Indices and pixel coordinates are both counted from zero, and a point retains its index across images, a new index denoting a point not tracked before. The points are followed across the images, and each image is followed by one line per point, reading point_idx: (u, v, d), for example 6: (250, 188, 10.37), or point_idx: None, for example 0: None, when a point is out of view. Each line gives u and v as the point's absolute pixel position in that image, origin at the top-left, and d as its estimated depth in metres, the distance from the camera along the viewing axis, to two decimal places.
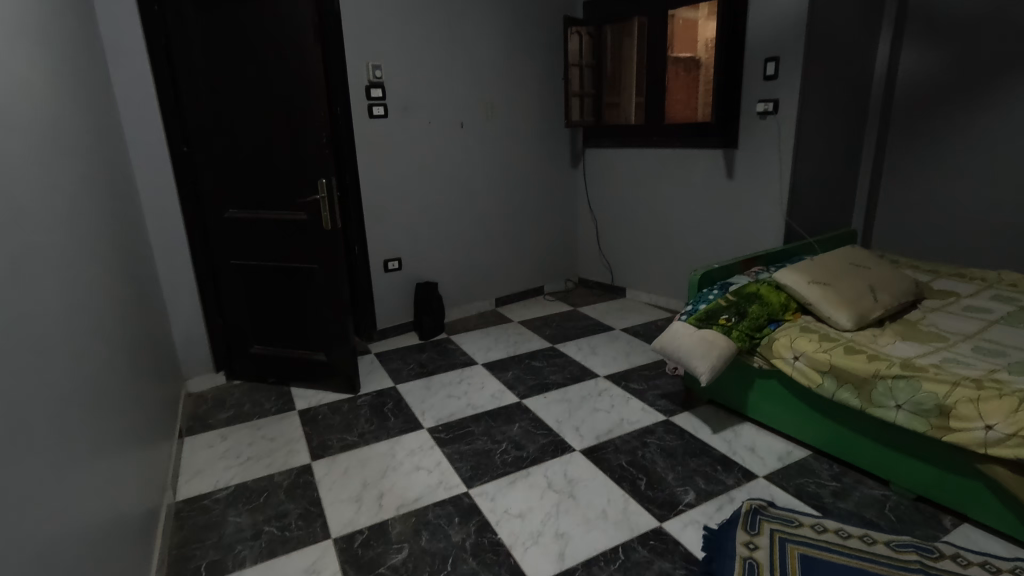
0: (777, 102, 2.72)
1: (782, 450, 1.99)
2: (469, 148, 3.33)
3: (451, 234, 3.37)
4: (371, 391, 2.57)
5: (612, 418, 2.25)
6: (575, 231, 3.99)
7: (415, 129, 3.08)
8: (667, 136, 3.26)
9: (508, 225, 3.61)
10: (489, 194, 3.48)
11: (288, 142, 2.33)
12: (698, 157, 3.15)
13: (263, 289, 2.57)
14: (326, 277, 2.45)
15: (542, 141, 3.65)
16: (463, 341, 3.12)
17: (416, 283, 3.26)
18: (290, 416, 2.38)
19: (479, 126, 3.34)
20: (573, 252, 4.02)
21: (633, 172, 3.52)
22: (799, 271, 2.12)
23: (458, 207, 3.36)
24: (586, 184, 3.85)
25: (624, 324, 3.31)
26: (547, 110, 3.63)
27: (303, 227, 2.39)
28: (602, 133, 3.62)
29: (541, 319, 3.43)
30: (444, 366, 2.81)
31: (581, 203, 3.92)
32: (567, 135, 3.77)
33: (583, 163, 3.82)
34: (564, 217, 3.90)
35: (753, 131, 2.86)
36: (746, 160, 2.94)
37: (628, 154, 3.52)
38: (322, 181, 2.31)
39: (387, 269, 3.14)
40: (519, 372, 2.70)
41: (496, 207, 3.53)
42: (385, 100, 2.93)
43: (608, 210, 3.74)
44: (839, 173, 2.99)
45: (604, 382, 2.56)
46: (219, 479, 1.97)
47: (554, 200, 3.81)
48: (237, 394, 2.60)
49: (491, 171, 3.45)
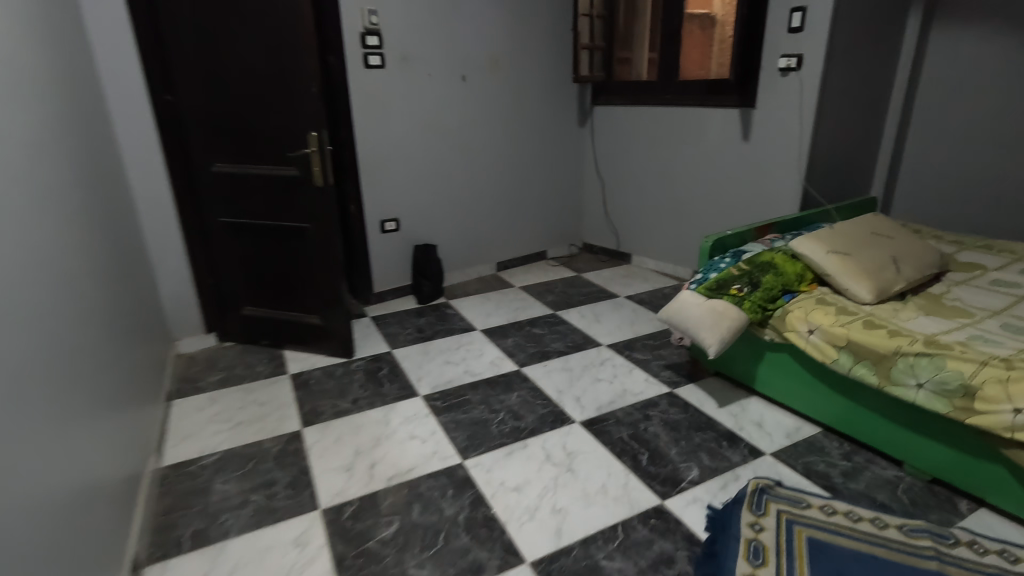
0: (802, 57, 2.53)
1: (791, 426, 1.92)
2: (471, 104, 3.15)
3: (452, 195, 3.23)
4: (366, 356, 2.50)
5: (614, 389, 2.17)
6: (581, 194, 3.84)
7: (414, 82, 2.91)
8: (682, 94, 3.08)
9: (511, 187, 3.47)
10: (491, 154, 3.32)
11: (276, 92, 2.16)
12: (713, 116, 2.97)
13: (253, 248, 2.45)
14: (318, 238, 2.33)
15: (548, 98, 3.46)
16: (462, 306, 3.03)
17: (414, 245, 3.14)
18: (282, 380, 2.31)
19: (482, 80, 3.15)
20: (578, 216, 3.89)
21: (643, 132, 3.35)
22: (818, 239, 2.00)
23: (459, 166, 3.21)
24: (593, 144, 3.67)
25: (629, 291, 3.21)
26: (555, 65, 3.43)
27: (294, 184, 2.26)
28: (612, 89, 3.43)
29: (543, 285, 3.33)
30: (441, 332, 2.73)
31: (588, 164, 3.75)
32: (574, 91, 3.57)
33: (590, 122, 3.63)
34: (569, 178, 3.74)
35: (774, 89, 2.68)
36: (764, 121, 2.77)
37: (639, 113, 3.34)
38: (312, 134, 2.16)
39: (384, 230, 3.02)
40: (519, 339, 2.61)
41: (498, 167, 3.37)
42: (382, 50, 2.75)
43: (616, 172, 3.58)
44: (862, 137, 2.82)
45: (607, 351, 2.48)
46: (207, 444, 1.91)
47: (560, 160, 3.65)
48: (228, 356, 2.52)
49: (494, 129, 3.28)
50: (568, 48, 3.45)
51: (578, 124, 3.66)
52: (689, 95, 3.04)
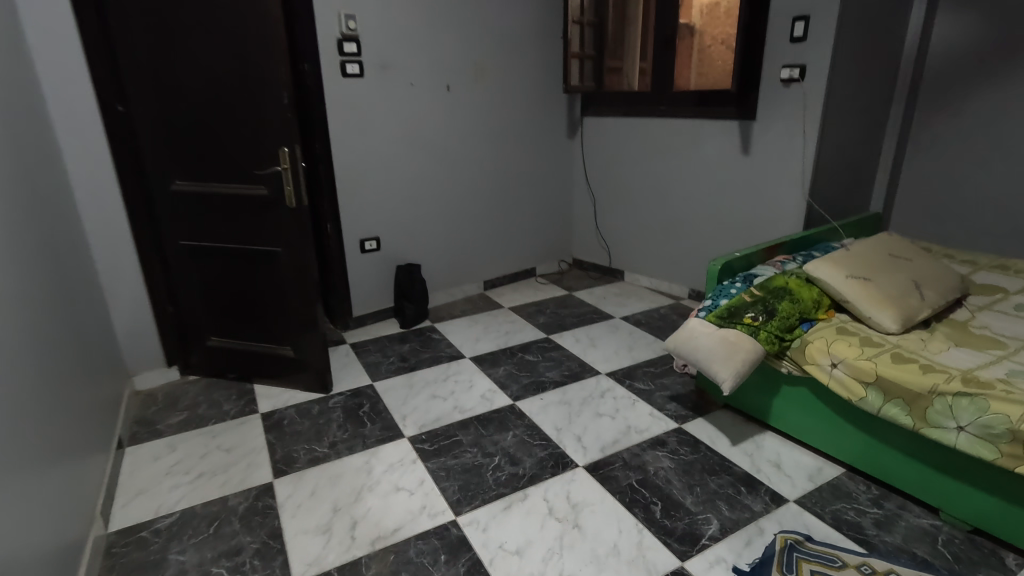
0: (804, 68, 2.41)
1: (811, 466, 1.77)
2: (455, 115, 2.97)
3: (436, 211, 3.04)
4: (345, 390, 2.29)
5: (618, 425, 2.00)
6: (571, 208, 3.68)
7: (396, 92, 2.72)
8: (677, 105, 2.94)
9: (498, 202, 3.29)
10: (477, 167, 3.14)
11: (241, 102, 1.95)
12: (710, 128, 2.84)
13: (219, 274, 2.23)
14: (290, 263, 2.11)
15: (536, 109, 3.30)
16: (449, 330, 2.83)
17: (396, 265, 2.94)
18: (252, 421, 2.08)
19: (467, 90, 2.98)
20: (568, 231, 3.73)
21: (636, 145, 3.21)
22: (835, 263, 1.86)
23: (443, 181, 3.02)
24: (583, 156, 3.52)
25: (624, 311, 3.05)
26: (543, 74, 3.27)
27: (262, 204, 2.04)
28: (602, 100, 3.28)
29: (533, 305, 3.16)
30: (427, 360, 2.53)
31: (577, 177, 3.60)
32: (564, 102, 3.42)
33: (580, 133, 3.48)
34: (558, 192, 3.58)
35: (775, 101, 2.56)
36: (764, 134, 2.64)
37: (631, 125, 3.20)
38: (283, 149, 1.95)
39: (364, 250, 2.81)
40: (512, 368, 2.43)
41: (485, 181, 3.20)
42: (360, 57, 2.56)
43: (607, 185, 3.43)
44: (863, 150, 2.72)
45: (607, 380, 2.31)
46: (163, 502, 1.68)
47: (549, 173, 3.49)
48: (192, 393, 2.29)
49: (480, 141, 3.11)
50: (556, 57, 3.30)
51: (567, 136, 3.50)
52: (685, 105, 2.90)
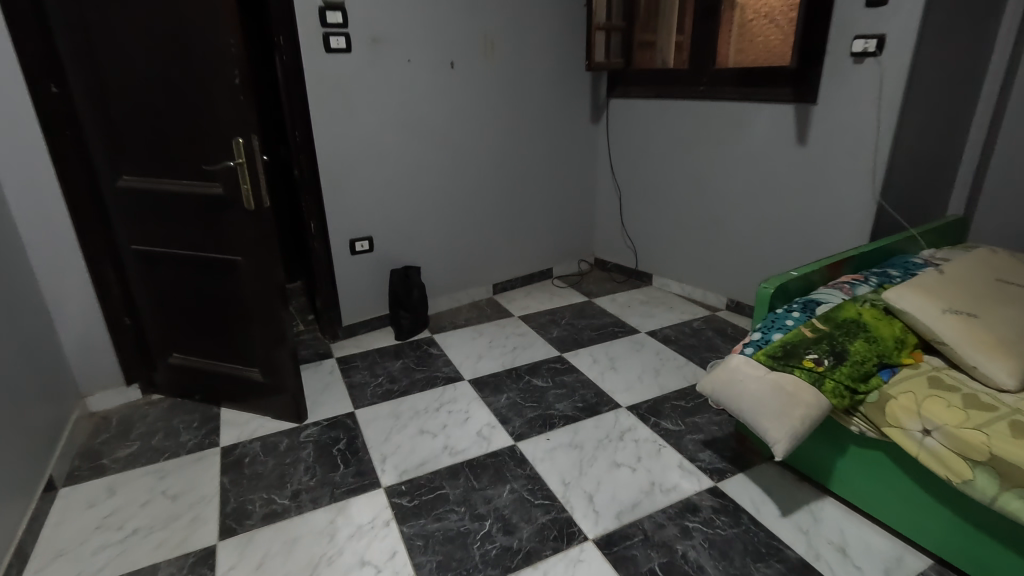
0: (883, 39, 1.96)
1: (888, 555, 1.38)
2: (460, 98, 2.60)
3: (438, 206, 2.69)
4: (322, 420, 1.98)
5: (639, 480, 1.64)
6: (593, 202, 3.29)
7: (390, 70, 2.36)
8: (720, 85, 2.51)
9: (510, 196, 2.93)
10: (485, 157, 2.77)
11: (188, 83, 1.62)
12: (759, 112, 2.40)
13: (179, 284, 1.92)
14: (254, 275, 1.78)
15: (555, 90, 2.90)
16: (448, 344, 2.50)
17: (392, 268, 2.61)
18: (209, 457, 1.79)
19: (474, 68, 2.59)
20: (589, 227, 3.33)
21: (670, 132, 2.78)
22: (925, 292, 1.45)
23: (446, 173, 2.67)
24: (608, 144, 3.11)
25: (650, 324, 2.67)
26: (563, 49, 2.86)
27: (217, 205, 1.72)
28: (631, 78, 2.87)
29: (547, 314, 2.79)
30: (420, 382, 2.20)
31: (601, 168, 3.19)
32: (588, 81, 3.01)
33: (605, 117, 3.07)
34: (578, 183, 3.18)
35: (843, 79, 2.11)
36: (826, 120, 2.20)
37: (665, 109, 2.77)
38: (238, 141, 1.61)
39: (355, 251, 2.49)
40: (516, 396, 2.08)
41: (495, 173, 2.83)
42: (347, 30, 2.20)
43: (635, 177, 3.02)
44: (948, 139, 2.25)
45: (627, 417, 1.94)
46: (84, 569, 1.40)
47: (569, 163, 3.10)
48: (152, 417, 2.01)
49: (490, 127, 2.74)
50: (578, 29, 2.88)
51: (591, 121, 3.10)
52: (731, 86, 2.47)
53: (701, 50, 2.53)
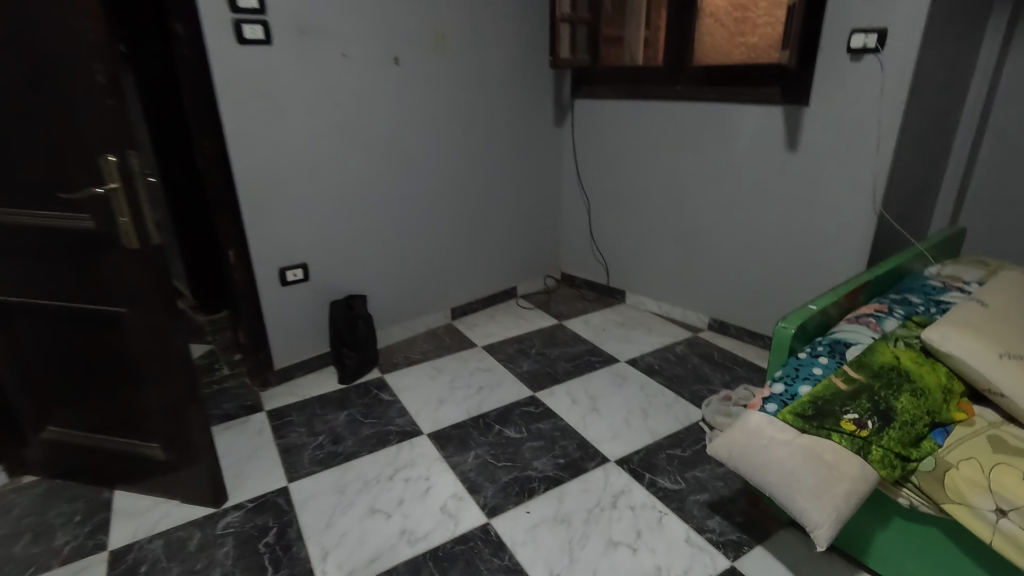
0: (884, 32, 1.75)
1: None
2: (408, 99, 2.24)
3: (385, 225, 2.33)
4: (247, 500, 1.59)
5: (643, 566, 1.35)
6: (558, 213, 3.00)
7: (321, 67, 1.98)
8: (699, 84, 2.26)
9: (468, 209, 2.59)
10: (439, 167, 2.42)
11: (35, 82, 1.19)
12: (745, 115, 2.16)
13: (46, 341, 1.48)
14: (145, 332, 1.37)
15: (516, 90, 2.59)
16: (403, 386, 2.15)
17: (333, 299, 2.23)
18: (93, 568, 1.38)
19: (423, 64, 2.24)
20: (555, 240, 3.04)
21: (643, 137, 2.52)
22: (974, 332, 1.23)
23: (393, 186, 2.30)
24: (574, 149, 2.82)
25: (630, 350, 2.40)
26: (523, 44, 2.55)
27: (88, 244, 1.30)
28: (598, 77, 2.59)
29: (514, 342, 2.48)
30: (370, 439, 1.84)
31: (567, 175, 2.90)
32: (550, 80, 2.71)
33: (569, 120, 2.78)
34: (542, 193, 2.88)
35: (839, 79, 1.89)
36: (820, 124, 1.98)
37: (637, 111, 2.51)
38: (108, 159, 1.20)
39: (287, 282, 2.10)
40: (486, 453, 1.76)
41: (451, 184, 2.49)
42: (265, 17, 1.81)
43: (604, 186, 2.75)
44: (942, 143, 2.08)
45: (618, 475, 1.66)
46: None
47: (532, 170, 2.79)
48: (19, 511, 1.56)
49: (443, 133, 2.39)
50: (538, 21, 2.57)
51: (555, 124, 2.80)
52: (712, 85, 2.23)
53: (676, 46, 2.29)
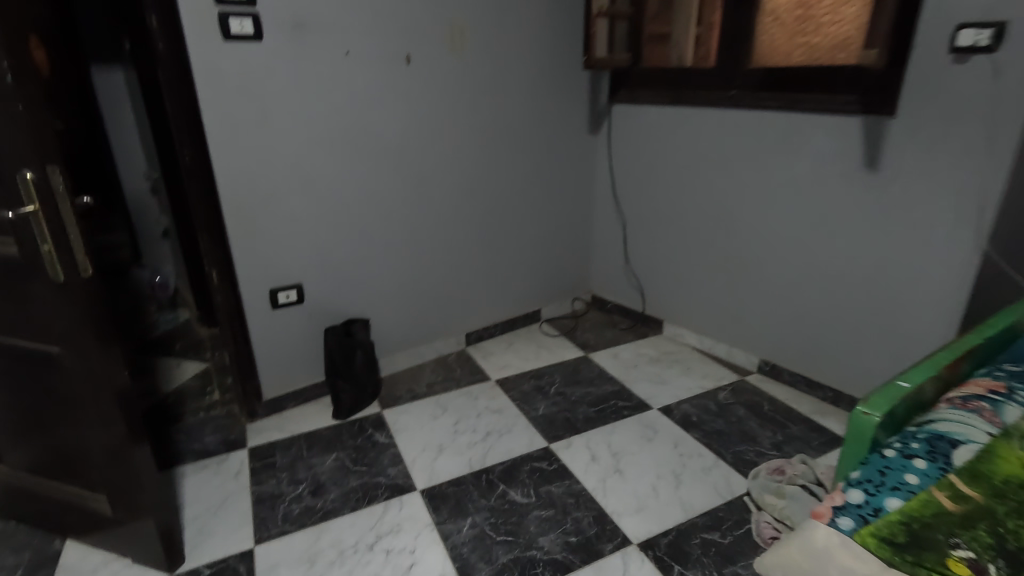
0: (1002, 27, 1.40)
1: None
2: (420, 103, 2.00)
3: (392, 242, 2.10)
4: (203, 566, 1.39)
5: None
6: (590, 230, 2.70)
7: (321, 67, 1.76)
8: (757, 89, 1.94)
9: (487, 226, 2.34)
10: (455, 179, 2.18)
11: None
12: (812, 126, 1.82)
13: None
14: (79, 376, 1.16)
15: (545, 93, 2.31)
16: (402, 426, 1.91)
17: (332, 324, 2.02)
18: None
19: (438, 64, 2.00)
20: (585, 259, 2.75)
21: (687, 149, 2.21)
22: None
23: (402, 199, 2.07)
24: (609, 160, 2.53)
25: (664, 393, 2.09)
26: (555, 42, 2.27)
27: (14, 273, 1.10)
28: (640, 79, 2.30)
29: (531, 376, 2.21)
30: (355, 493, 1.61)
31: (601, 188, 2.61)
32: (585, 81, 2.42)
33: (606, 127, 2.49)
34: (572, 207, 2.60)
35: (937, 85, 1.54)
36: (907, 139, 1.63)
37: (682, 119, 2.19)
38: (25, 176, 0.99)
39: (278, 304, 1.89)
40: (483, 521, 1.50)
41: (468, 197, 2.24)
42: (255, 10, 1.60)
43: (641, 203, 2.45)
44: None
45: (640, 563, 1.37)
46: None
47: (561, 182, 2.51)
48: None
49: (460, 141, 2.15)
50: (573, 16, 2.30)
51: (589, 131, 2.51)
52: (773, 91, 1.90)
53: (730, 44, 1.97)
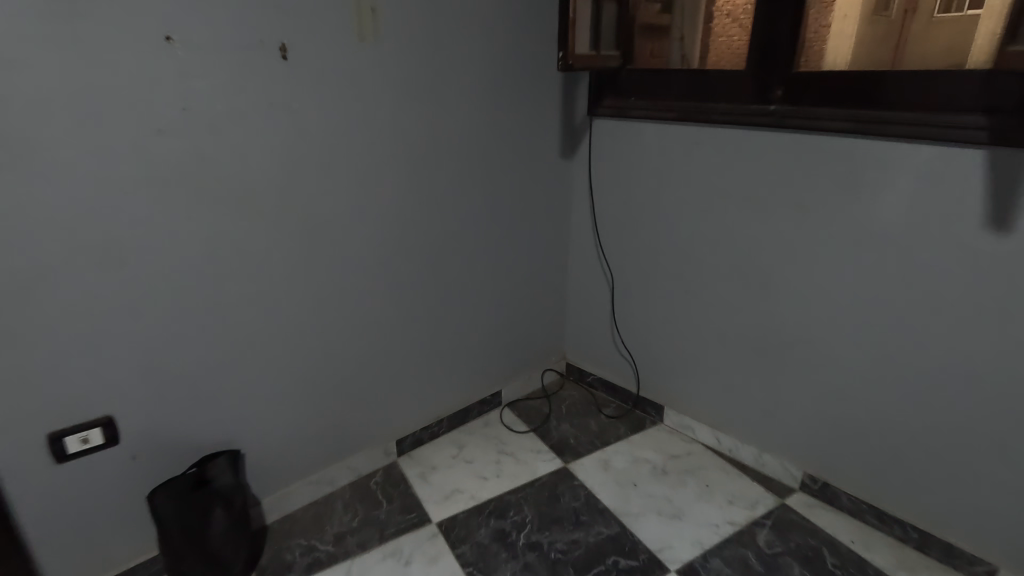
0: None
1: None
2: (310, 119, 1.30)
3: (275, 329, 1.40)
4: None
5: None
6: (564, 282, 2.06)
7: (121, 59, 1.04)
8: (808, 104, 1.33)
9: (422, 291, 1.66)
10: (372, 231, 1.49)
11: None
12: (900, 162, 1.23)
13: None
14: None
15: (502, 104, 1.65)
16: None
17: (176, 473, 1.31)
18: None
19: (336, 60, 1.30)
20: (558, 320, 2.10)
21: (701, 184, 1.59)
22: None
23: (288, 265, 1.37)
24: (589, 193, 1.89)
25: (682, 537, 1.45)
26: (513, 32, 1.61)
27: None
28: (631, 84, 1.68)
29: (491, 510, 1.54)
30: None
31: (579, 229, 1.97)
32: (557, 86, 1.77)
33: (585, 149, 1.84)
34: (542, 254, 1.94)
35: None
36: None
37: (692, 143, 1.57)
38: None
39: (70, 455, 1.18)
40: None
41: (394, 255, 1.56)
42: None
43: (633, 252, 1.82)
44: None
45: None
46: None
47: (526, 224, 1.85)
48: None
49: (378, 176, 1.46)
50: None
51: (561, 155, 1.87)
52: (836, 106, 1.29)
53: (763, 37, 1.37)
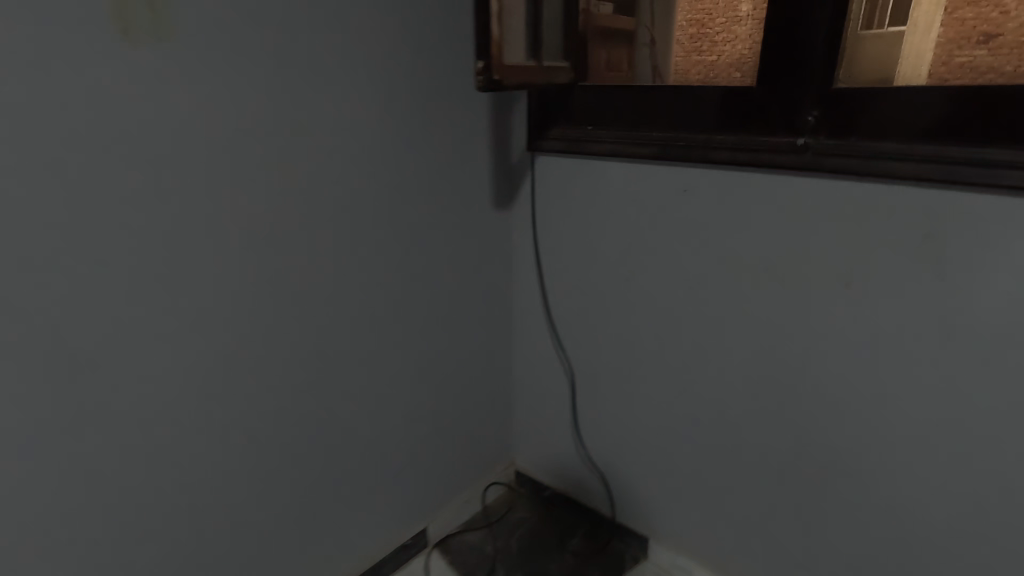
0: None
1: None
2: (39, 182, 0.74)
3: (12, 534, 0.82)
4: None
5: None
6: (507, 368, 1.55)
7: None
8: (856, 139, 0.91)
9: (296, 419, 1.10)
10: (197, 348, 0.94)
11: None
12: (1009, 223, 0.82)
13: None
14: None
15: (404, 140, 1.13)
16: None
17: None
18: None
19: (81, 78, 0.75)
20: (503, 417, 1.59)
21: (693, 248, 1.13)
22: None
23: (26, 428, 0.80)
24: (535, 255, 1.39)
25: None
26: (414, 36, 1.10)
27: None
28: (586, 108, 1.20)
29: None
30: None
31: (523, 301, 1.47)
32: (484, 112, 1.27)
33: (526, 197, 1.36)
34: (477, 338, 1.43)
35: None
36: None
37: (678, 192, 1.11)
38: None
39: None
40: None
41: (239, 378, 1.01)
42: None
43: (599, 336, 1.34)
44: None
45: None
46: None
47: (451, 303, 1.33)
48: None
49: (198, 263, 0.91)
50: None
51: (496, 206, 1.37)
52: (899, 140, 0.88)
53: (780, 39, 0.94)
